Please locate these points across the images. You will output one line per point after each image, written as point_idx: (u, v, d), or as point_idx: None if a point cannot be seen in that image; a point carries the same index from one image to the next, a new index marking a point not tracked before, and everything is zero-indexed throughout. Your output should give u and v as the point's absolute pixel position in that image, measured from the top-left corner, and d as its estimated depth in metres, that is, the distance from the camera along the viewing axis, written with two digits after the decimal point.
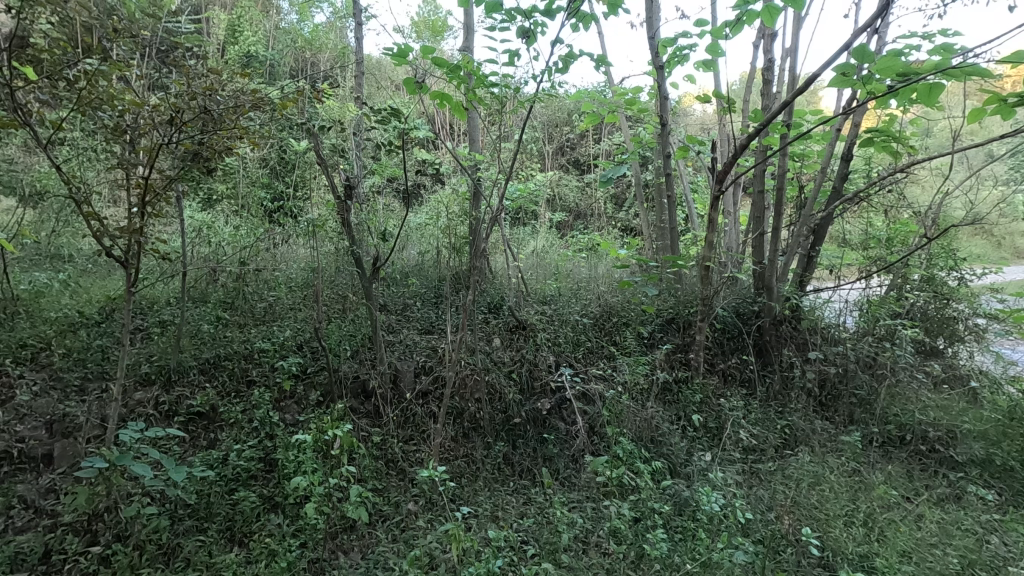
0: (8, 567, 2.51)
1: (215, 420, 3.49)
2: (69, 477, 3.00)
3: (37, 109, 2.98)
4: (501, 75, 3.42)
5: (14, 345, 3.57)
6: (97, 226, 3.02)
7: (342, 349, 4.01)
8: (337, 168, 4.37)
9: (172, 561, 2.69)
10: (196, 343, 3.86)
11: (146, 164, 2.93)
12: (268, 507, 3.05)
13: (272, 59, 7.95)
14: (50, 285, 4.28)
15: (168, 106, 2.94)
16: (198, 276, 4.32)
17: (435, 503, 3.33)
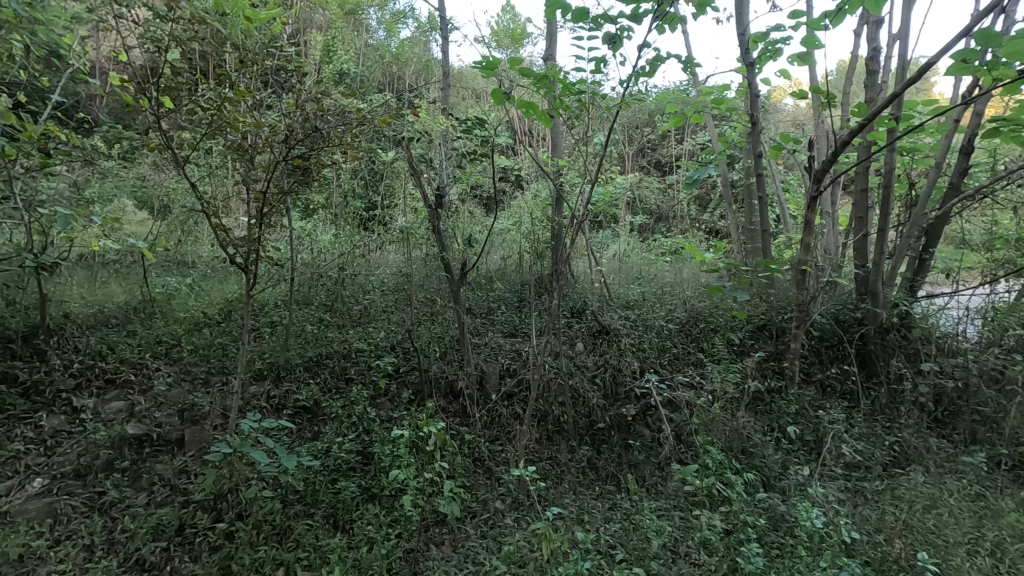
0: (150, 536, 2.85)
1: (318, 413, 3.78)
2: (197, 460, 3.36)
3: (174, 131, 3.37)
4: (587, 81, 3.43)
5: (152, 341, 4.06)
6: (223, 237, 3.40)
7: (431, 350, 4.21)
8: (427, 177, 4.58)
9: (284, 541, 2.94)
10: (302, 342, 4.20)
11: (265, 180, 3.27)
12: (366, 497, 3.26)
13: (363, 75, 8.45)
14: (179, 288, 4.80)
15: (283, 127, 3.24)
16: (303, 281, 4.69)
17: (521, 503, 3.40)
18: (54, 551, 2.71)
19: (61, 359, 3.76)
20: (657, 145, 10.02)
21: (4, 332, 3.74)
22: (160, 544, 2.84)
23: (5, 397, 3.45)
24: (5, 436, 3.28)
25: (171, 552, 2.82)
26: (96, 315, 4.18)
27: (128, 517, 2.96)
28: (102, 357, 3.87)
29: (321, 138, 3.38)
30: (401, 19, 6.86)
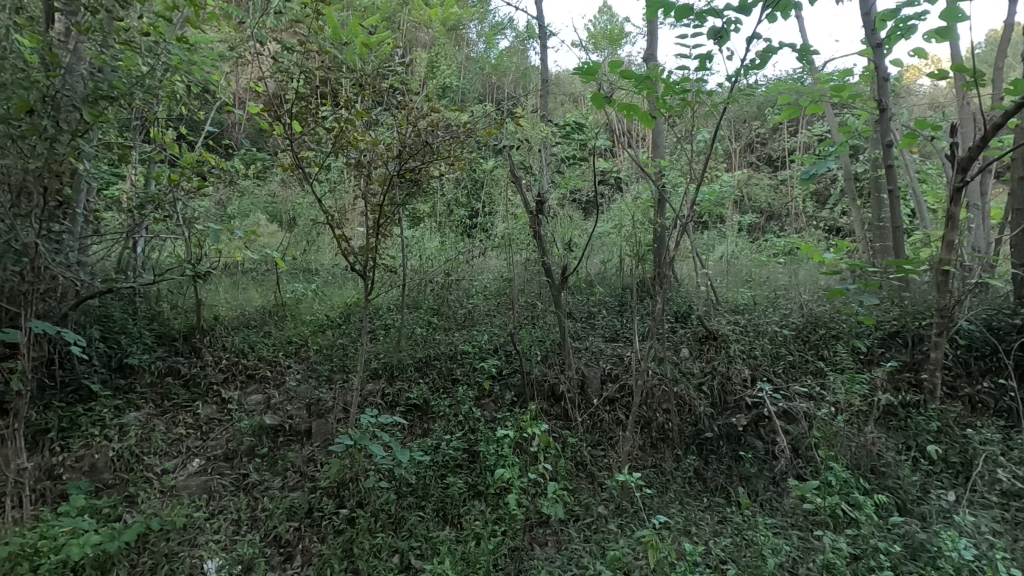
0: (286, 516, 3.18)
1: (427, 411, 3.98)
2: (323, 450, 3.69)
3: (303, 152, 3.73)
4: (691, 79, 3.32)
5: (285, 341, 4.51)
6: (345, 247, 3.71)
7: (533, 354, 4.28)
8: (527, 184, 4.67)
9: (399, 530, 3.15)
10: (412, 343, 4.45)
11: (381, 193, 3.54)
12: (473, 494, 3.39)
13: (464, 88, 8.79)
14: (306, 293, 5.30)
15: (397, 143, 3.48)
16: (412, 286, 4.98)
17: (625, 509, 3.37)
18: (209, 523, 3.11)
19: (212, 356, 4.30)
20: (767, 139, 9.41)
21: (169, 332, 4.35)
22: (293, 523, 3.16)
23: (171, 387, 4.00)
24: (171, 421, 3.81)
25: (302, 532, 3.13)
26: (239, 317, 4.73)
27: (267, 497, 3.31)
28: (244, 355, 4.37)
29: (431, 151, 3.58)
30: (500, 30, 7.05)
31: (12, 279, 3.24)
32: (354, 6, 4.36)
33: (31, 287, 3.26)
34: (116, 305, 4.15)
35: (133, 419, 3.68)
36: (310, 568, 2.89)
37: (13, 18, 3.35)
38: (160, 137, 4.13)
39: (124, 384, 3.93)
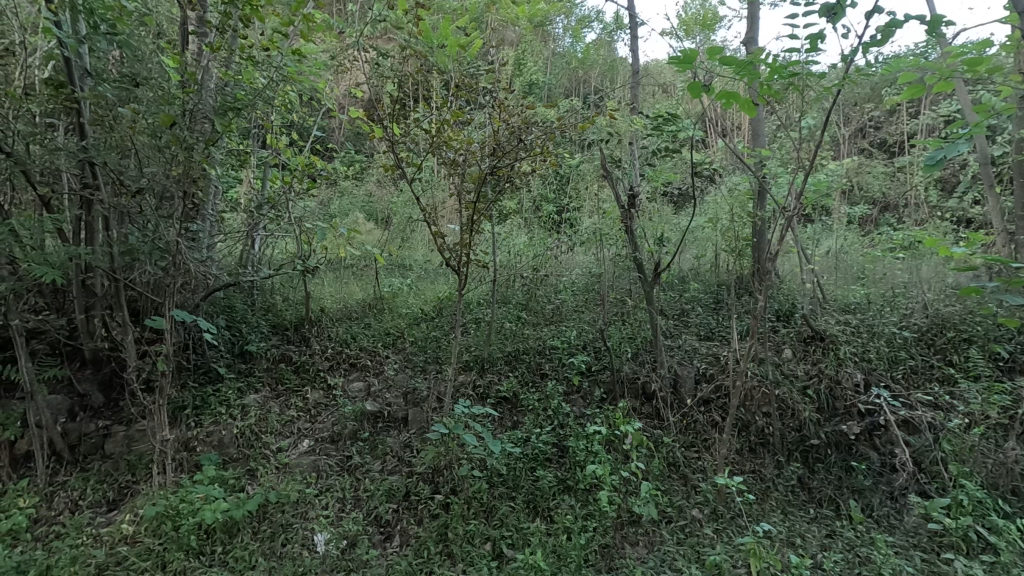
0: (385, 497, 3.37)
1: (517, 405, 4.04)
2: (418, 437, 3.86)
3: (403, 153, 3.91)
4: (802, 61, 3.04)
5: (383, 332, 4.77)
6: (440, 244, 3.85)
7: (623, 351, 4.22)
8: (618, 179, 4.58)
9: (491, 518, 3.23)
10: (502, 337, 4.54)
11: (474, 190, 3.64)
12: (563, 488, 3.42)
13: (551, 83, 8.76)
14: (402, 287, 5.56)
15: (491, 142, 3.55)
16: (502, 282, 5.05)
17: (721, 515, 3.25)
18: (318, 499, 3.36)
19: (319, 344, 4.63)
20: (882, 123, 8.60)
21: (283, 322, 4.74)
22: (392, 504, 3.34)
23: (284, 372, 4.36)
24: (284, 403, 4.15)
25: (400, 514, 3.29)
26: (342, 309, 5.05)
27: (368, 479, 3.53)
28: (347, 345, 4.67)
29: (524, 147, 3.61)
30: (588, 23, 6.95)
31: (156, 273, 3.67)
32: (447, 9, 4.48)
33: (171, 280, 3.67)
34: (238, 297, 4.58)
35: (252, 401, 4.04)
36: (409, 548, 3.05)
37: (157, 42, 3.78)
38: (276, 143, 4.50)
39: (244, 369, 4.33)
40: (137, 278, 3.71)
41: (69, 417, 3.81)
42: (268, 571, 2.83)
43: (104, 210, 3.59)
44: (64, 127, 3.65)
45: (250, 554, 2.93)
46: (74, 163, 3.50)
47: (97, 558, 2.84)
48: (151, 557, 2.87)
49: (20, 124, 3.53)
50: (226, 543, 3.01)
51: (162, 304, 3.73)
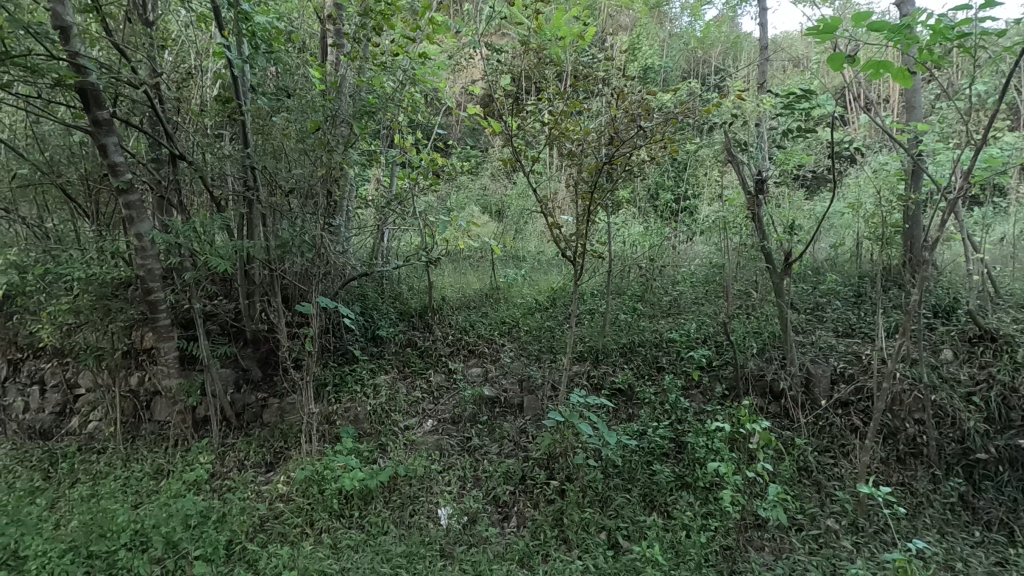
0: (503, 479, 3.51)
1: (632, 397, 3.98)
2: (534, 424, 3.96)
3: (521, 146, 3.99)
4: (978, 21, 2.61)
5: (499, 322, 4.93)
6: (555, 235, 3.86)
7: (749, 346, 3.98)
8: (744, 163, 4.29)
9: (606, 508, 3.25)
10: (617, 328, 4.47)
11: (592, 181, 3.58)
12: (680, 484, 3.34)
13: (667, 66, 8.39)
14: (517, 278, 5.69)
15: (609, 131, 3.48)
16: (617, 273, 4.98)
17: (861, 528, 2.99)
18: (441, 475, 3.58)
19: (441, 331, 4.91)
20: None
21: (409, 309, 5.08)
22: (509, 486, 3.47)
23: (410, 356, 4.68)
24: (411, 384, 4.46)
25: (517, 496, 3.41)
26: (462, 298, 5.30)
27: (487, 460, 3.70)
28: (466, 332, 4.89)
29: (643, 135, 3.50)
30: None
31: (304, 265, 4.12)
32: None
33: (316, 270, 4.10)
34: (370, 286, 4.99)
35: (383, 381, 4.40)
36: (526, 529, 3.17)
37: (303, 56, 4.19)
38: (403, 142, 4.80)
39: (376, 351, 4.72)
40: (287, 268, 4.18)
41: (236, 389, 4.42)
42: (399, 537, 3.08)
43: (263, 208, 4.08)
44: (231, 136, 4.19)
45: (383, 520, 3.22)
46: (238, 168, 4.01)
47: (260, 510, 3.28)
48: (302, 514, 3.26)
49: (198, 136, 4.11)
50: (362, 508, 3.32)
51: (309, 292, 4.17)
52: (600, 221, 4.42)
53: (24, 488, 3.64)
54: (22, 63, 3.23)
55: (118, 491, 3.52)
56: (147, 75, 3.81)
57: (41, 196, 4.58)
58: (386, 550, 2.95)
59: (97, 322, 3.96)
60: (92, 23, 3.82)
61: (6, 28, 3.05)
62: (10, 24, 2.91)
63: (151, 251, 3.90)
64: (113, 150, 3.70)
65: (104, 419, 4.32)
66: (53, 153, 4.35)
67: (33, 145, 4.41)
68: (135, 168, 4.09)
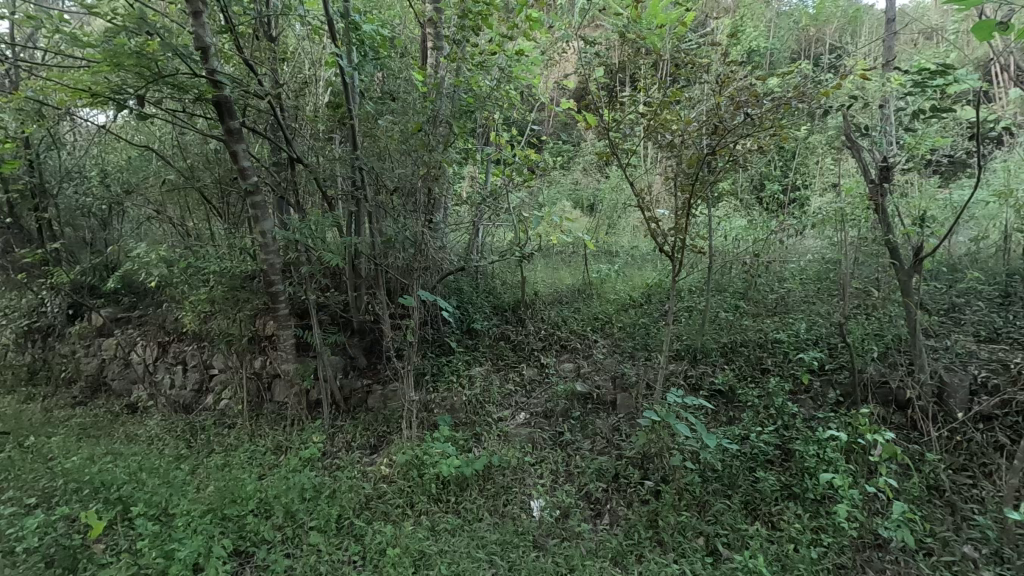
0: (596, 475, 3.49)
1: (732, 400, 3.80)
2: (627, 422, 3.89)
3: (618, 139, 3.91)
4: None
5: (592, 317, 4.89)
6: (652, 229, 3.75)
7: (868, 350, 3.64)
8: (865, 149, 3.92)
9: (704, 513, 3.13)
10: (717, 327, 4.27)
11: (694, 174, 3.43)
12: (787, 494, 3.14)
13: (775, 48, 7.85)
14: (611, 274, 5.60)
15: (713, 119, 3.31)
16: (718, 269, 4.75)
17: (1006, 558, 2.64)
18: (534, 468, 3.63)
19: (534, 326, 4.96)
20: None
21: (503, 303, 5.18)
22: (602, 483, 3.45)
23: (504, 350, 4.77)
24: (505, 377, 4.55)
25: (610, 494, 3.38)
26: (555, 293, 5.31)
27: (579, 455, 3.70)
28: (558, 327, 4.90)
29: (749, 123, 3.30)
30: None
31: (406, 260, 4.33)
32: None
33: (417, 265, 4.30)
34: (465, 280, 5.15)
35: (477, 372, 4.53)
36: (619, 528, 3.13)
37: (406, 60, 4.39)
38: (498, 139, 4.89)
39: (471, 344, 4.87)
40: (390, 263, 4.42)
41: (344, 374, 4.75)
42: (493, 525, 3.17)
43: (369, 206, 4.34)
44: (342, 140, 4.49)
45: (478, 508, 3.33)
46: (348, 169, 4.29)
47: (366, 489, 3.50)
48: (403, 496, 3.44)
49: (313, 141, 4.45)
50: (458, 494, 3.45)
51: (410, 285, 4.39)
52: (700, 215, 4.22)
53: (172, 455, 4.12)
54: (171, 81, 3.67)
55: (246, 462, 3.92)
56: (271, 86, 4.18)
57: (184, 198, 5.18)
58: (480, 536, 3.05)
59: (229, 311, 4.43)
60: (226, 42, 4.26)
61: (159, 52, 3.48)
62: (162, 48, 3.32)
63: (273, 247, 4.28)
64: (242, 156, 4.10)
65: (233, 397, 4.84)
66: (194, 160, 4.90)
67: (178, 153, 4.99)
68: (260, 171, 4.51)
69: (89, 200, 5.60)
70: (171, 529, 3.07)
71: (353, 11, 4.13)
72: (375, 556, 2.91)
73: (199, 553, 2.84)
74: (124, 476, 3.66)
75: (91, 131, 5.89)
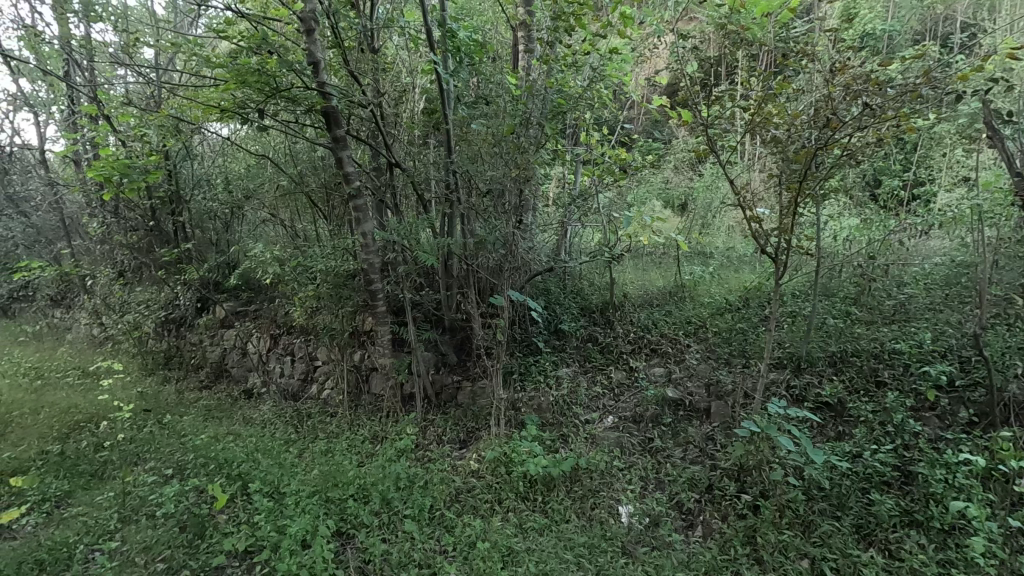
0: (687, 485, 3.38)
1: (842, 414, 3.51)
2: (722, 432, 3.72)
3: (716, 136, 3.74)
4: None
5: (684, 321, 4.72)
6: (754, 229, 3.54)
7: (1010, 365, 3.22)
8: (1009, 138, 3.46)
9: (808, 533, 2.93)
10: (824, 334, 3.97)
11: (803, 170, 3.18)
12: (907, 520, 2.86)
13: (895, 28, 7.12)
14: (704, 276, 5.37)
15: (826, 111, 3.06)
16: (825, 272, 4.41)
17: None
18: (623, 473, 3.57)
19: (622, 328, 4.87)
20: None
21: (591, 305, 5.13)
22: (694, 493, 3.33)
23: (591, 352, 4.73)
24: (592, 379, 4.51)
25: (703, 505, 3.26)
26: (644, 295, 5.18)
27: (669, 463, 3.59)
28: (648, 330, 4.78)
29: (869, 114, 3.01)
30: None
31: (497, 260, 4.41)
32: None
33: (507, 265, 4.37)
34: (553, 281, 5.15)
35: (565, 373, 4.53)
36: (713, 541, 3.01)
37: (499, 64, 4.47)
38: (588, 139, 4.85)
39: (559, 344, 4.87)
40: (481, 263, 4.53)
41: (436, 370, 4.93)
42: (580, 527, 3.15)
43: (462, 208, 4.47)
44: (437, 144, 4.65)
45: (565, 509, 3.32)
46: (443, 173, 4.44)
47: (456, 482, 3.61)
48: (492, 491, 3.51)
49: (411, 146, 4.66)
50: (546, 494, 3.46)
51: (499, 285, 4.48)
52: (806, 213, 3.94)
53: (283, 438, 4.48)
54: (286, 95, 3.99)
55: (347, 449, 4.18)
56: (374, 96, 4.42)
57: (294, 202, 5.62)
58: (568, 538, 3.04)
59: (333, 307, 4.75)
60: (334, 56, 4.56)
61: (277, 68, 3.80)
62: (280, 65, 3.61)
63: (373, 247, 4.54)
64: (347, 162, 4.37)
65: (335, 388, 5.17)
66: (304, 167, 5.30)
67: (290, 161, 5.42)
68: (362, 176, 4.79)
69: (215, 205, 6.23)
70: (282, 507, 3.34)
71: (450, 19, 4.26)
72: (465, 549, 3.00)
73: (307, 530, 3.07)
74: (243, 455, 4.03)
75: (218, 143, 6.55)
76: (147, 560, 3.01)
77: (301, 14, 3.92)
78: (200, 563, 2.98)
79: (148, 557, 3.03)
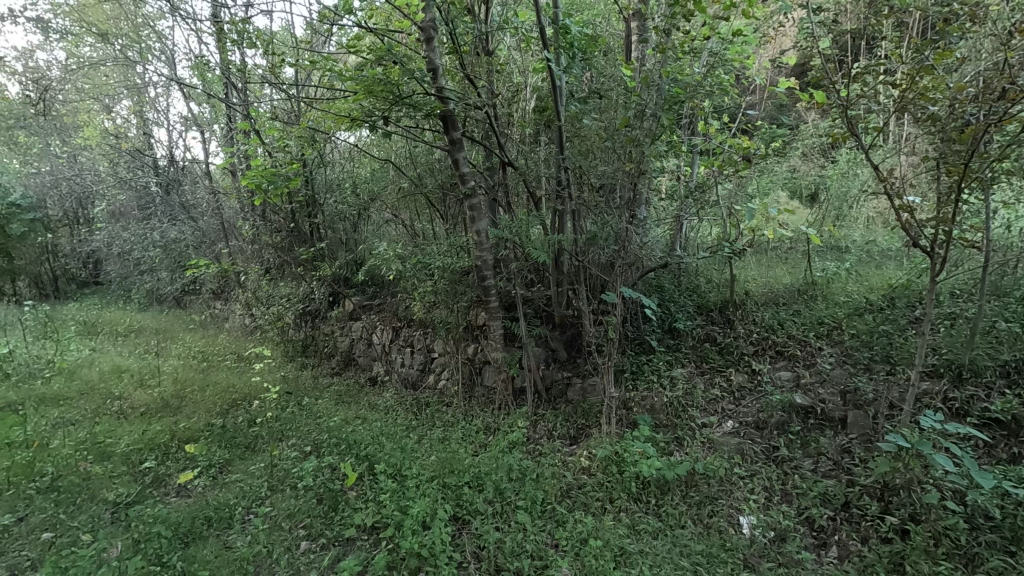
0: (819, 500, 3.11)
1: (1016, 433, 3.04)
2: (862, 445, 3.37)
3: (857, 117, 3.36)
4: None
5: (815, 322, 4.33)
6: (904, 221, 3.13)
7: None
8: None
9: (972, 568, 2.56)
10: (992, 340, 3.45)
11: (969, 150, 2.75)
12: None
13: None
14: (839, 272, 4.87)
15: (1003, 80, 2.61)
16: (995, 268, 3.81)
17: None
18: (743, 482, 3.37)
19: (744, 328, 4.58)
20: None
21: (708, 303, 4.88)
22: (827, 510, 3.05)
23: (709, 352, 4.51)
24: (709, 381, 4.29)
25: (838, 523, 2.98)
26: (768, 293, 4.82)
27: (797, 475, 3.33)
28: (773, 331, 4.46)
29: None
30: None
31: (610, 257, 4.36)
32: None
33: (620, 262, 4.30)
34: (668, 278, 4.98)
35: (680, 374, 4.36)
36: (851, 565, 2.74)
37: (612, 57, 4.38)
38: (707, 129, 4.61)
39: (673, 343, 4.70)
40: (593, 259, 4.49)
41: (546, 366, 4.98)
42: (697, 534, 3.02)
43: (574, 205, 4.46)
44: (549, 142, 4.68)
45: (680, 514, 3.20)
46: (555, 170, 4.46)
47: (567, 478, 3.63)
48: (604, 490, 3.47)
49: (523, 145, 4.73)
50: (660, 497, 3.36)
51: (612, 282, 4.42)
52: (970, 200, 3.43)
53: (404, 424, 4.79)
54: (408, 101, 4.23)
55: (462, 438, 4.37)
56: (487, 97, 4.54)
57: (413, 203, 5.96)
58: (683, 544, 2.93)
59: (450, 302, 4.98)
60: (451, 62, 4.75)
61: (400, 77, 4.04)
62: (403, 73, 3.83)
63: (487, 245, 4.68)
64: (463, 163, 4.54)
65: (450, 379, 5.43)
66: (422, 169, 5.59)
67: (410, 163, 5.75)
68: (477, 176, 4.96)
69: (344, 207, 6.79)
70: (404, 488, 3.56)
71: (563, 15, 4.25)
72: (577, 544, 2.99)
73: (427, 512, 3.25)
74: (369, 437, 4.36)
75: (346, 150, 7.12)
76: (291, 526, 3.38)
77: (422, 24, 4.12)
78: (335, 533, 3.27)
79: (292, 523, 3.39)
